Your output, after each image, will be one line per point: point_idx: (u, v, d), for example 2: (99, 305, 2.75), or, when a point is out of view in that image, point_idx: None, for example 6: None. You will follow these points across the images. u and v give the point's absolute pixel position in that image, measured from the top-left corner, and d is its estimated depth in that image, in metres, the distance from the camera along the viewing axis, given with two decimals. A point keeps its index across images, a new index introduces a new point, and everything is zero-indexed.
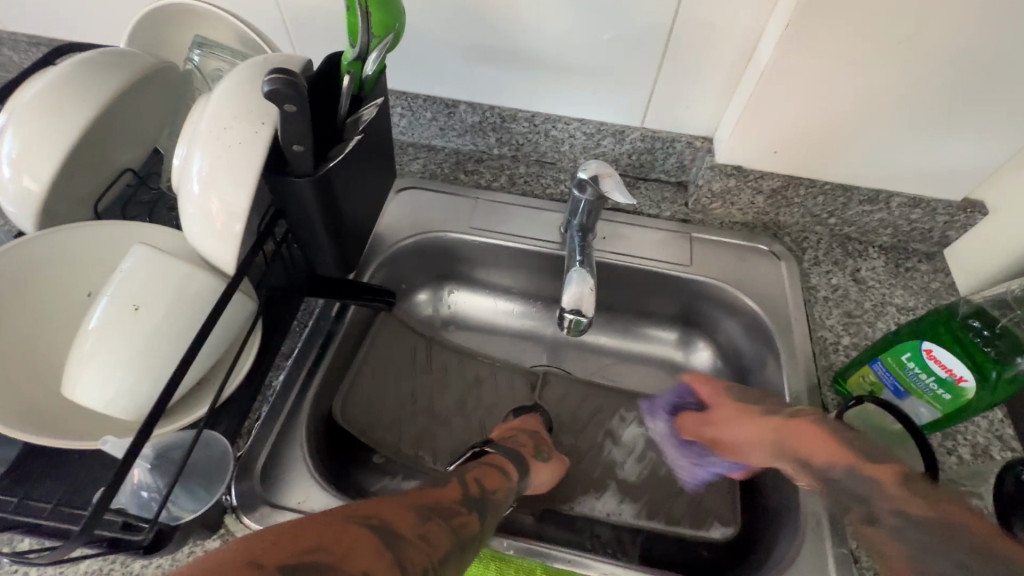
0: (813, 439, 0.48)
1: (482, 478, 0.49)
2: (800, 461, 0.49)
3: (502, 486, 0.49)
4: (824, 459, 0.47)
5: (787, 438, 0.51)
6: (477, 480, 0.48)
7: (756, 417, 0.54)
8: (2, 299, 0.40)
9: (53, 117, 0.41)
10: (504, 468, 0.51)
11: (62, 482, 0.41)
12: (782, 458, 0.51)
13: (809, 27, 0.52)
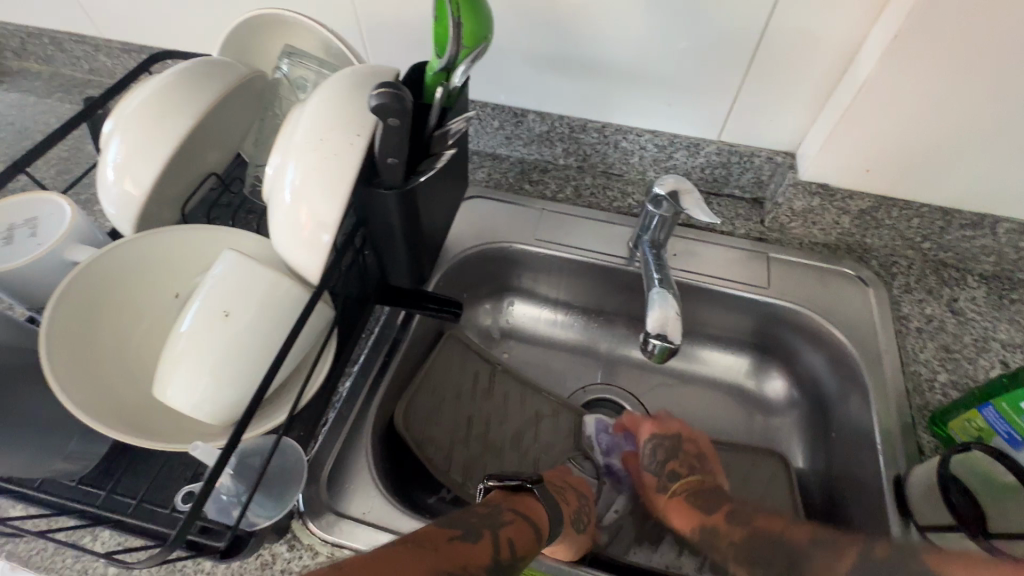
0: (687, 514, 0.56)
1: (515, 536, 0.40)
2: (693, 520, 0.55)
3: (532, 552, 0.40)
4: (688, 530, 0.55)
5: (675, 509, 0.57)
6: (508, 542, 0.39)
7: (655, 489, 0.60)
8: (102, 298, 0.41)
9: (154, 125, 0.43)
10: (538, 525, 0.42)
11: (147, 478, 0.43)
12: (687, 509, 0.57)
13: (921, 36, 0.48)
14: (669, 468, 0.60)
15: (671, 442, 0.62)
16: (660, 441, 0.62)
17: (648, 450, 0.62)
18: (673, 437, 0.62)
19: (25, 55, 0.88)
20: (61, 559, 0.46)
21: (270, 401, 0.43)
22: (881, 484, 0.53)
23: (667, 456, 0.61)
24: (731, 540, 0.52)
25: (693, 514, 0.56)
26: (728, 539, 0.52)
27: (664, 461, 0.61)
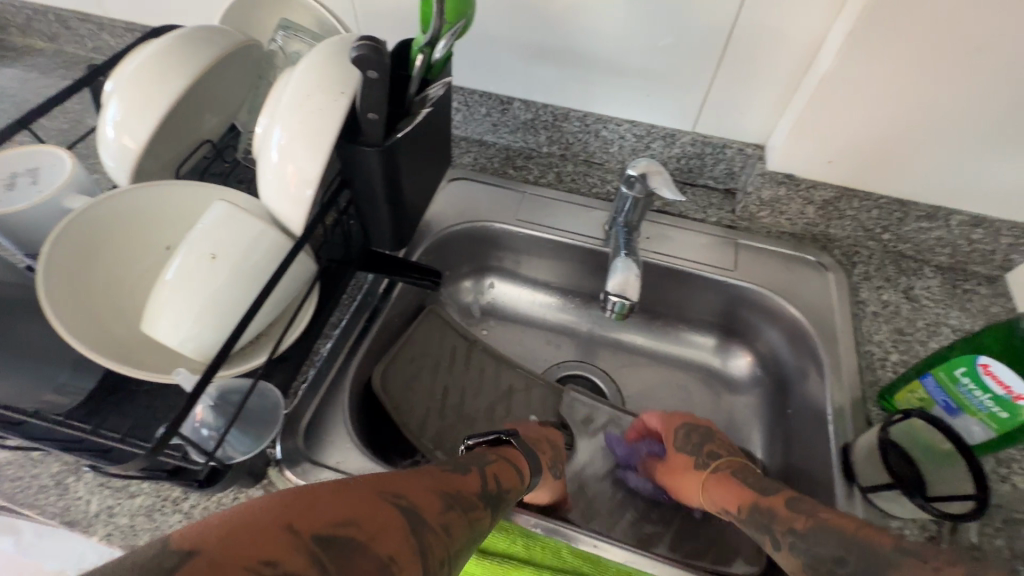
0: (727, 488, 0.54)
1: (501, 472, 0.46)
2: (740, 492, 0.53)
3: (516, 485, 0.46)
4: (737, 507, 0.51)
5: (715, 486, 0.55)
6: (494, 477, 0.45)
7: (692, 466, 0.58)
8: (96, 242, 0.44)
9: (151, 84, 0.45)
10: (519, 466, 0.48)
11: (131, 417, 0.46)
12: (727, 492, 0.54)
13: (875, 33, 0.51)
14: (703, 448, 0.59)
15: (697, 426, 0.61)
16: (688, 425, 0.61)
17: (681, 436, 0.60)
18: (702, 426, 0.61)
19: (30, 32, 0.91)
20: (45, 496, 0.48)
21: (249, 347, 0.46)
22: (831, 454, 0.55)
23: (702, 439, 0.60)
24: (792, 529, 0.47)
25: (740, 489, 0.53)
26: (788, 527, 0.47)
27: (700, 444, 0.59)
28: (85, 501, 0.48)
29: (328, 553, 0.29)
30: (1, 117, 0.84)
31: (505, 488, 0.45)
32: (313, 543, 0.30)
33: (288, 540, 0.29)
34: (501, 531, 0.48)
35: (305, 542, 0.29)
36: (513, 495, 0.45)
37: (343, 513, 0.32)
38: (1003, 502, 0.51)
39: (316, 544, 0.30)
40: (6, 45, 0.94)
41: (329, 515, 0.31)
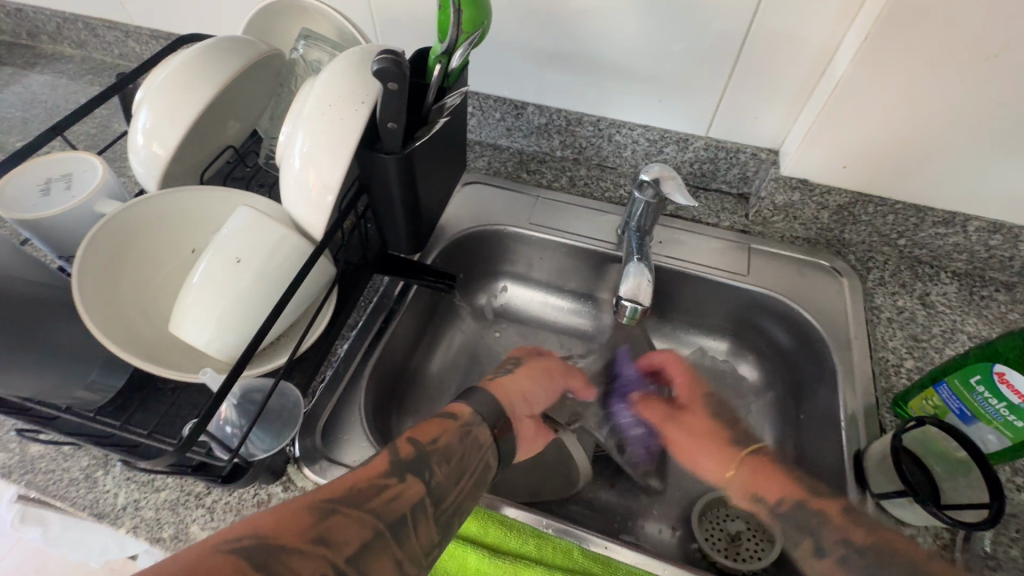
0: (725, 454, 0.56)
1: (415, 433, 0.42)
2: (782, 485, 0.49)
3: (445, 431, 0.43)
4: (776, 498, 0.49)
5: (757, 474, 0.51)
6: (410, 441, 0.41)
7: (721, 441, 0.57)
8: (126, 245, 0.46)
9: (180, 94, 0.47)
10: (461, 419, 0.44)
11: (157, 413, 0.48)
12: (762, 480, 0.51)
13: (889, 40, 0.51)
14: (738, 426, 0.60)
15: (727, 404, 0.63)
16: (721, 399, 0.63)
17: (710, 403, 0.62)
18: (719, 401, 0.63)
19: (60, 39, 0.94)
20: (75, 488, 0.50)
21: (270, 348, 0.47)
22: (844, 460, 0.55)
23: (720, 412, 0.61)
24: (846, 539, 0.44)
25: (782, 484, 0.50)
26: (841, 535, 0.44)
27: (721, 416, 0.61)
28: (113, 494, 0.50)
29: (245, 558, 0.31)
30: (32, 121, 0.87)
31: (430, 442, 0.41)
32: (222, 564, 0.30)
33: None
34: (513, 530, 0.48)
35: (221, 557, 0.30)
36: (444, 442, 0.42)
37: (234, 532, 0.32)
38: (1016, 510, 0.51)
39: (234, 549, 0.31)
40: (37, 52, 0.98)
41: (223, 544, 0.31)
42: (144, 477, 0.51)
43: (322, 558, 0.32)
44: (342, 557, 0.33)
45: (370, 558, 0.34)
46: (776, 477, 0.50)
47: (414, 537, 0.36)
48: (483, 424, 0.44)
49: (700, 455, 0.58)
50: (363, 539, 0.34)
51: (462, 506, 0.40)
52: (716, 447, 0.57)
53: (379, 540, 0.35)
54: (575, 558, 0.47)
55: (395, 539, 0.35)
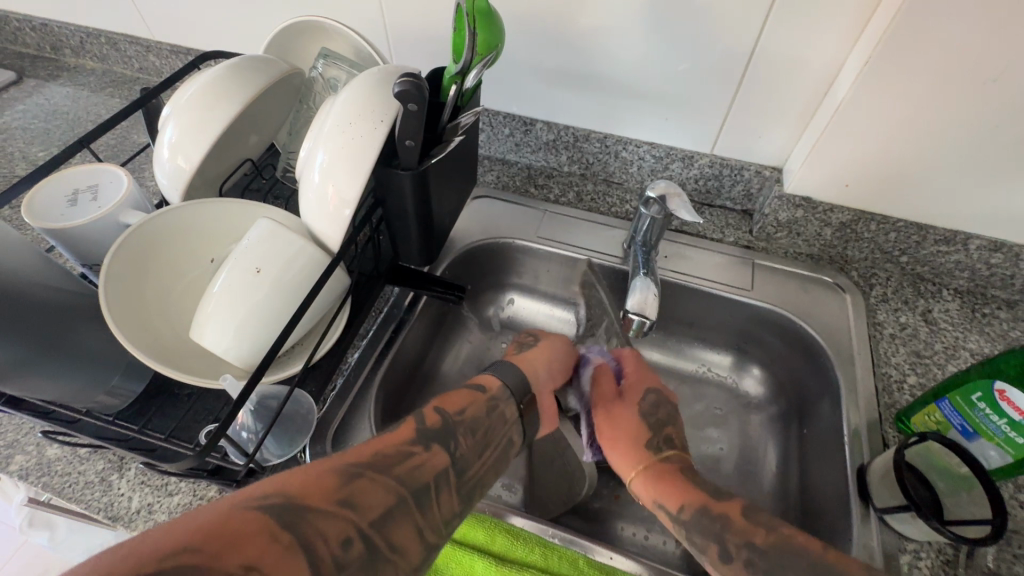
0: (633, 456, 0.52)
1: (444, 404, 0.45)
2: (664, 484, 0.48)
3: (472, 403, 0.46)
4: (677, 505, 0.46)
5: (658, 478, 0.49)
6: (438, 410, 0.44)
7: (641, 446, 0.52)
8: (149, 255, 0.47)
9: (205, 110, 0.49)
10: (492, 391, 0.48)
11: (174, 418, 0.49)
12: (660, 479, 0.49)
13: (889, 64, 0.52)
14: (663, 432, 0.54)
15: (668, 404, 0.57)
16: (659, 399, 0.57)
17: (648, 402, 0.56)
18: (670, 406, 0.57)
19: (82, 53, 0.97)
20: (90, 492, 0.51)
21: (286, 355, 0.49)
22: (846, 474, 0.56)
23: (666, 418, 0.55)
24: (748, 542, 0.42)
25: (684, 488, 0.47)
26: (744, 539, 0.42)
27: (662, 423, 0.54)
28: (127, 497, 0.51)
29: (271, 516, 0.31)
30: (54, 132, 0.90)
31: (457, 415, 0.44)
32: (250, 518, 0.31)
33: (230, 529, 0.30)
34: (518, 538, 0.48)
35: (249, 513, 0.31)
36: (471, 413, 0.45)
37: (261, 489, 0.33)
38: (1019, 527, 0.51)
39: (261, 505, 0.32)
40: (60, 65, 1.01)
41: (250, 499, 0.32)
42: (157, 481, 0.52)
43: (347, 519, 0.33)
44: (367, 521, 0.34)
45: (393, 525, 0.35)
46: (674, 485, 0.48)
47: (435, 506, 0.38)
48: (508, 400, 0.48)
49: (618, 456, 0.53)
50: (387, 504, 0.36)
51: (481, 479, 0.43)
52: (638, 450, 0.52)
53: (402, 505, 0.36)
54: (580, 568, 0.48)
55: (418, 507, 0.37)
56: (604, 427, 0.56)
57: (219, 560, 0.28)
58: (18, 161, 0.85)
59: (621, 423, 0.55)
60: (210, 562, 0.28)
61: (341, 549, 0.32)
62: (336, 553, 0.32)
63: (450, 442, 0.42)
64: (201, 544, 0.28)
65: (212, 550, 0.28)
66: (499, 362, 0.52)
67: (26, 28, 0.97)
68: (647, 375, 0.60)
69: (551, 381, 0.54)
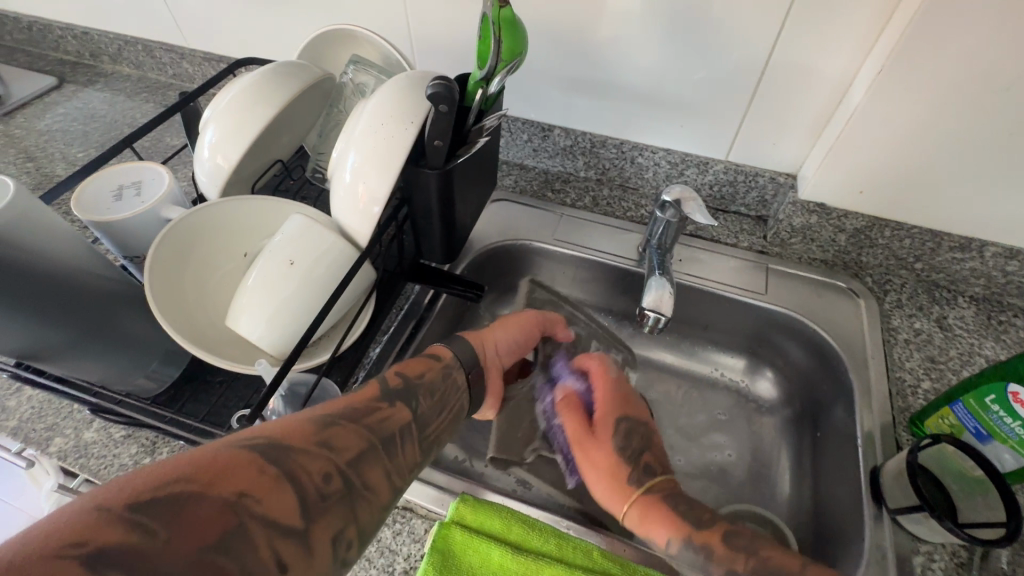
0: (616, 492, 0.53)
1: (404, 368, 0.48)
2: (648, 517, 0.51)
3: (429, 370, 0.49)
4: (665, 540, 0.49)
5: (642, 511, 0.51)
6: (399, 374, 0.47)
7: (622, 478, 0.54)
8: (189, 247, 0.50)
9: (244, 112, 0.51)
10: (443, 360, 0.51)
11: (206, 404, 0.51)
12: (645, 515, 0.51)
13: (902, 73, 0.53)
14: (641, 461, 0.55)
15: (640, 429, 0.58)
16: (632, 425, 0.58)
17: (621, 429, 0.58)
18: (643, 428, 0.59)
19: (119, 60, 1.02)
20: (125, 474, 0.54)
21: (314, 345, 0.51)
22: (861, 476, 0.56)
23: (642, 444, 0.57)
24: (732, 569, 0.47)
25: (672, 519, 0.50)
26: (727, 567, 0.47)
27: (640, 449, 0.56)
28: None
29: (259, 454, 0.34)
30: (91, 134, 0.94)
31: (417, 378, 0.47)
32: (237, 456, 0.34)
33: (220, 464, 0.33)
34: (534, 529, 0.49)
35: (238, 450, 0.34)
36: (429, 378, 0.48)
37: (244, 433, 0.36)
38: None
39: (248, 445, 0.35)
40: (98, 71, 1.05)
41: (235, 440, 0.35)
42: None
43: (326, 458, 0.37)
44: (343, 460, 0.37)
45: (365, 464, 0.39)
46: (661, 516, 0.50)
47: (401, 453, 0.42)
48: (460, 367, 0.51)
49: (595, 482, 0.55)
50: (360, 448, 0.39)
51: (438, 438, 0.46)
52: (618, 481, 0.54)
53: (374, 450, 0.40)
54: (595, 559, 0.48)
55: (386, 452, 0.40)
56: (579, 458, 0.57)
57: (213, 489, 0.31)
58: (58, 161, 0.89)
59: (596, 446, 0.57)
60: (203, 491, 0.31)
61: (322, 482, 0.35)
62: (318, 485, 0.35)
63: (408, 404, 0.45)
64: (195, 476, 0.31)
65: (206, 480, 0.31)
66: (455, 335, 0.55)
67: (68, 36, 1.02)
68: (620, 390, 0.62)
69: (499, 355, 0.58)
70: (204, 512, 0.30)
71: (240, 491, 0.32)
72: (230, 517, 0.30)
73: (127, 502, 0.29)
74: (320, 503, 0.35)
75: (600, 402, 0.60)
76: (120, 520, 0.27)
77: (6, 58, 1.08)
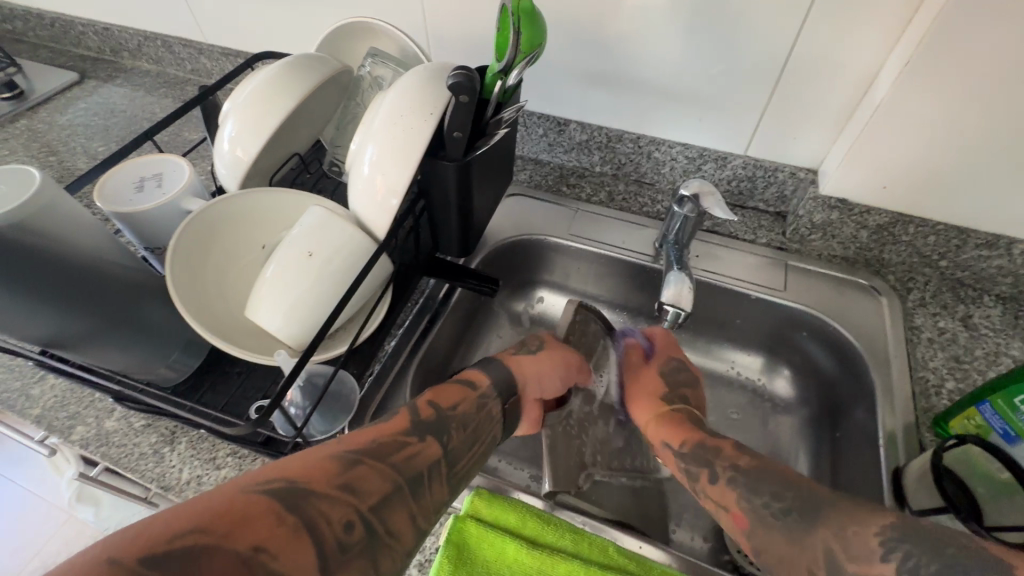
0: (653, 407, 0.61)
1: (439, 399, 0.48)
2: (676, 425, 0.56)
3: (464, 400, 0.49)
4: (680, 440, 0.54)
5: (668, 424, 0.57)
6: (430, 404, 0.47)
7: (659, 400, 0.62)
8: (211, 237, 0.50)
9: (263, 104, 0.52)
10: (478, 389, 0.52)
11: (225, 394, 0.52)
12: (671, 425, 0.57)
13: (931, 65, 0.52)
14: (681, 391, 0.63)
15: (689, 370, 0.66)
16: (682, 364, 0.66)
17: (671, 365, 0.66)
18: (692, 371, 0.66)
19: (139, 56, 1.03)
20: (145, 462, 0.54)
21: (331, 337, 0.51)
22: (882, 477, 0.55)
23: (685, 380, 0.65)
24: (734, 466, 0.48)
25: (688, 429, 0.55)
26: (731, 463, 0.49)
27: (682, 381, 0.64)
28: (178, 468, 0.54)
29: (276, 500, 0.34)
30: (112, 129, 0.95)
31: (450, 409, 0.47)
32: (254, 502, 0.33)
33: (236, 513, 0.32)
34: (549, 524, 0.49)
35: (256, 497, 0.33)
36: (462, 411, 0.48)
37: (262, 476, 0.35)
38: None
39: (266, 490, 0.34)
40: (118, 66, 1.07)
41: (254, 486, 0.34)
42: (207, 455, 0.54)
43: (348, 504, 0.36)
44: (366, 505, 0.36)
45: (390, 508, 0.37)
46: (686, 427, 0.56)
47: (428, 495, 0.40)
48: (495, 401, 0.52)
49: (643, 403, 0.63)
50: (384, 491, 0.38)
51: (467, 473, 0.45)
52: (654, 403, 0.62)
53: (399, 494, 0.38)
54: (610, 556, 0.47)
55: (412, 494, 0.39)
56: (632, 388, 0.66)
57: (227, 541, 0.31)
58: (79, 155, 0.91)
59: (649, 371, 0.66)
60: (217, 543, 0.30)
61: (343, 531, 0.34)
62: (339, 536, 0.34)
63: (435, 441, 0.43)
64: (210, 526, 0.31)
65: (220, 531, 0.31)
66: (489, 362, 0.56)
67: (89, 31, 1.04)
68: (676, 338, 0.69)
69: (539, 389, 0.58)
70: (218, 565, 0.29)
71: (255, 545, 0.31)
72: (244, 572, 0.30)
73: (139, 554, 0.28)
74: (341, 555, 0.34)
75: (660, 342, 0.69)
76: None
77: (29, 54, 1.10)
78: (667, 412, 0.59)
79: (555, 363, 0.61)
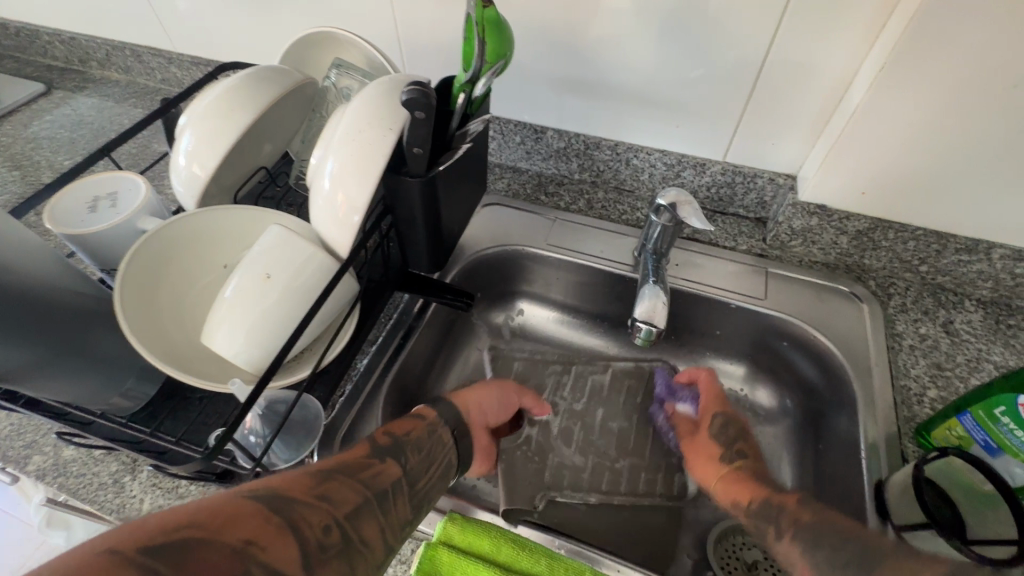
0: (712, 468, 0.59)
1: (393, 428, 0.47)
2: (742, 486, 0.54)
3: (417, 427, 0.48)
4: (750, 499, 0.52)
5: (733, 482, 0.55)
6: (388, 432, 0.46)
7: (718, 460, 0.59)
8: (167, 258, 0.49)
9: (220, 119, 0.50)
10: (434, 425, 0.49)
11: (185, 421, 0.51)
12: (739, 487, 0.54)
13: (907, 68, 0.51)
14: (737, 446, 0.59)
15: (737, 422, 0.62)
16: (729, 419, 0.62)
17: (718, 422, 0.62)
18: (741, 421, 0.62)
19: (108, 65, 1.00)
20: (103, 493, 0.52)
21: (295, 360, 0.49)
22: (865, 489, 0.54)
23: (737, 435, 0.61)
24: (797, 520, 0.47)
25: (754, 486, 0.53)
26: (793, 517, 0.47)
27: (734, 438, 0.60)
28: (136, 498, 0.52)
29: (263, 503, 0.34)
30: (78, 141, 0.92)
31: (406, 435, 0.46)
32: (242, 506, 0.33)
33: (224, 513, 0.32)
34: (524, 548, 0.47)
35: (243, 500, 0.34)
36: (417, 435, 0.47)
37: (246, 486, 0.35)
38: None
39: (252, 495, 0.34)
40: (87, 76, 1.04)
41: (239, 492, 0.34)
42: (168, 484, 0.52)
43: (324, 511, 0.36)
44: (341, 513, 0.37)
45: (362, 519, 0.38)
46: (753, 486, 0.53)
47: (396, 509, 0.40)
48: (446, 426, 0.50)
49: (700, 472, 0.60)
50: (357, 503, 0.38)
51: (432, 493, 0.45)
52: (715, 464, 0.59)
53: (369, 505, 0.39)
54: None
55: (382, 508, 0.39)
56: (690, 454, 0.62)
57: (220, 536, 0.31)
58: (44, 170, 0.88)
59: (703, 435, 0.63)
60: (210, 537, 0.30)
61: (322, 534, 0.35)
62: (318, 537, 0.34)
63: (398, 461, 0.43)
64: (202, 523, 0.31)
65: (213, 530, 0.31)
66: (442, 397, 0.54)
67: (55, 41, 1.01)
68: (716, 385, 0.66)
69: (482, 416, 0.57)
70: (211, 556, 0.30)
71: (245, 539, 0.31)
72: (235, 563, 0.30)
73: (137, 545, 0.29)
74: (321, 555, 0.34)
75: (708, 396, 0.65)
76: (131, 565, 0.27)
77: None
78: (727, 474, 0.57)
79: (492, 387, 0.61)
